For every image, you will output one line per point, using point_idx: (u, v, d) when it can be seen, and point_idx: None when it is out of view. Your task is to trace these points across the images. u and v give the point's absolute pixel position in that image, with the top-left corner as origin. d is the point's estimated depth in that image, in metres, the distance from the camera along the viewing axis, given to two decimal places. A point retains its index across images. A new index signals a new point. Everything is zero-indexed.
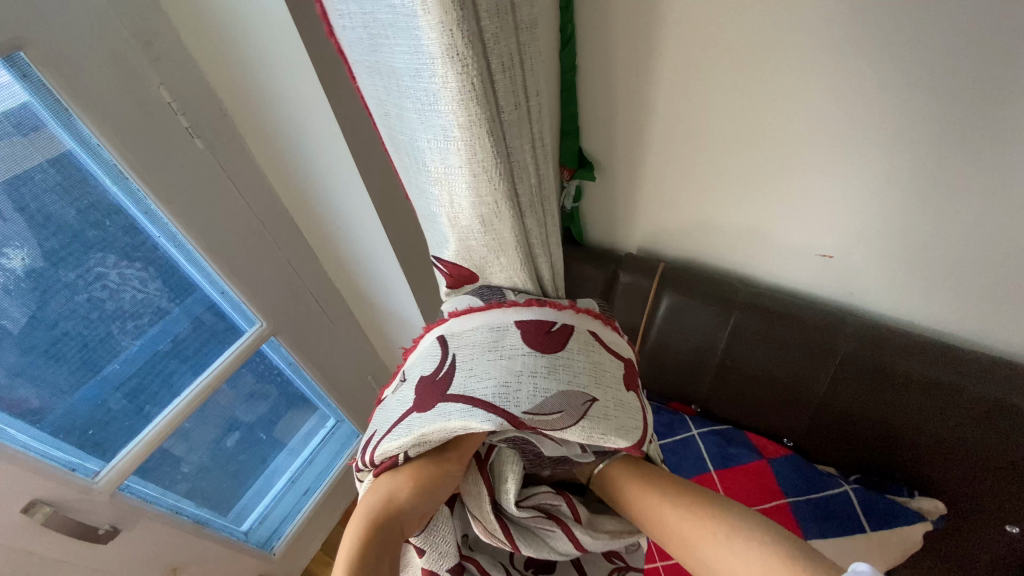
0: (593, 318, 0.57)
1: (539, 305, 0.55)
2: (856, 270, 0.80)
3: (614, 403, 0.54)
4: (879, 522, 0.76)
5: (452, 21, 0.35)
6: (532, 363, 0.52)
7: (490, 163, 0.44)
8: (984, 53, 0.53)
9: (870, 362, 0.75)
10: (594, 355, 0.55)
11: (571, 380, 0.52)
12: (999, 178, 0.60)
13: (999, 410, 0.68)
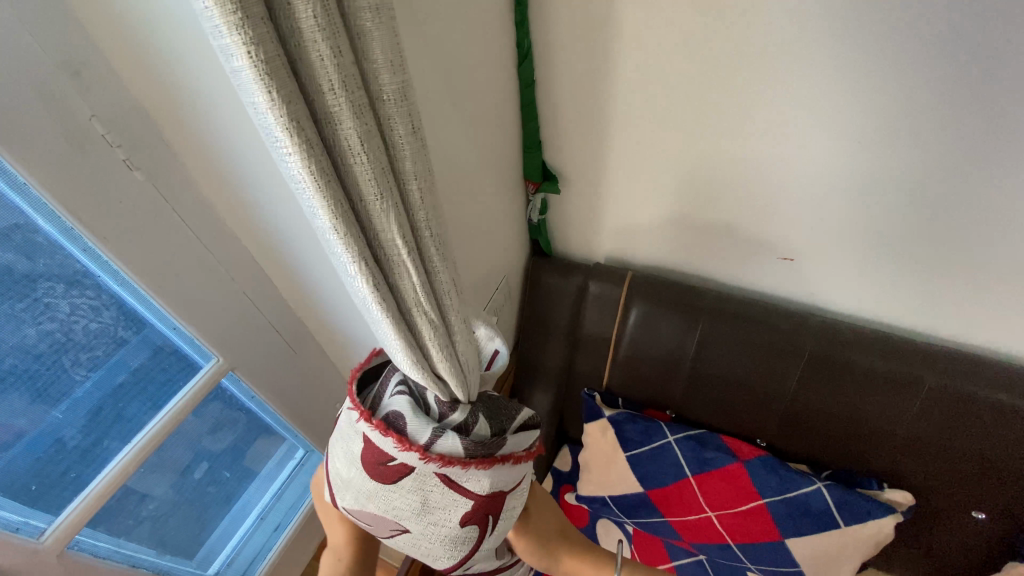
0: (446, 467, 0.53)
1: (384, 437, 0.53)
2: (812, 271, 0.82)
3: (437, 542, 0.59)
4: (853, 517, 0.77)
5: (262, 100, 0.31)
6: (362, 481, 0.57)
7: (344, 245, 0.40)
8: (926, 52, 0.55)
9: (836, 359, 0.77)
10: (427, 495, 0.56)
11: (388, 509, 0.57)
12: (951, 170, 0.63)
13: (964, 401, 0.71)
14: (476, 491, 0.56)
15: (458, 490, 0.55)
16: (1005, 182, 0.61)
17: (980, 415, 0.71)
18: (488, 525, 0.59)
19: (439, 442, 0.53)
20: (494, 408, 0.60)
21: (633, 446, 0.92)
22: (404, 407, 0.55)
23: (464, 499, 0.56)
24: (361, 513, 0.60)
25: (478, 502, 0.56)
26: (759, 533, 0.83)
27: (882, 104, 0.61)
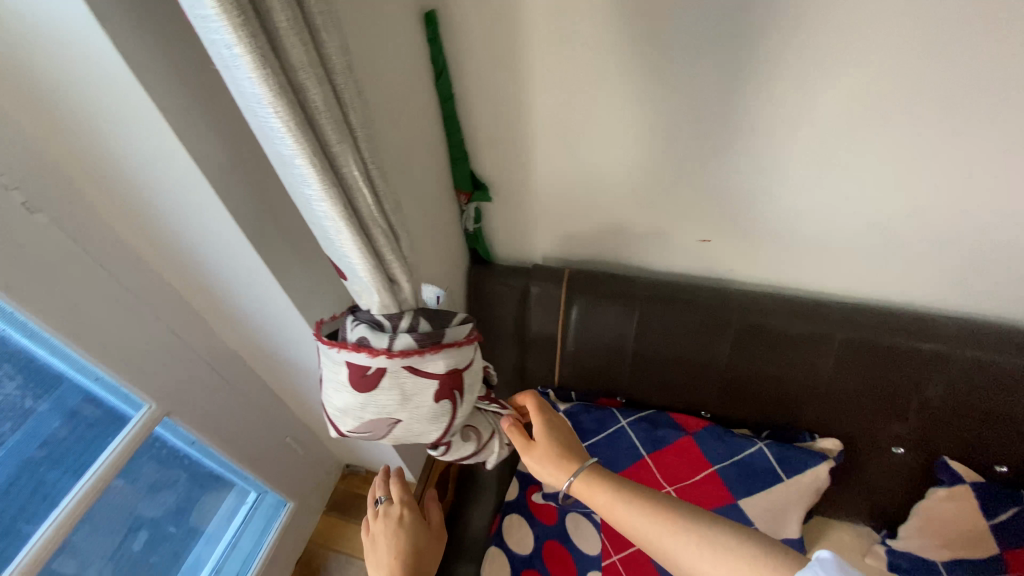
0: (409, 356, 0.53)
1: (354, 350, 0.53)
2: (729, 250, 0.89)
3: (430, 418, 0.58)
4: (794, 469, 0.85)
5: (246, 51, 0.33)
6: (348, 399, 0.56)
7: (319, 184, 0.40)
8: (797, 51, 0.61)
9: (761, 327, 0.84)
10: (404, 387, 0.55)
11: (376, 412, 0.56)
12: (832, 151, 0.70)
13: (872, 349, 0.79)
14: (439, 370, 0.56)
15: (425, 375, 0.55)
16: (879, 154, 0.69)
17: (884, 359, 0.79)
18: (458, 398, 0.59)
19: (398, 337, 0.53)
20: (432, 309, 0.59)
21: (590, 435, 0.94)
22: (360, 330, 0.54)
23: (431, 383, 0.56)
24: (360, 426, 0.58)
25: (444, 380, 0.56)
26: (713, 499, 0.88)
27: (768, 97, 0.67)
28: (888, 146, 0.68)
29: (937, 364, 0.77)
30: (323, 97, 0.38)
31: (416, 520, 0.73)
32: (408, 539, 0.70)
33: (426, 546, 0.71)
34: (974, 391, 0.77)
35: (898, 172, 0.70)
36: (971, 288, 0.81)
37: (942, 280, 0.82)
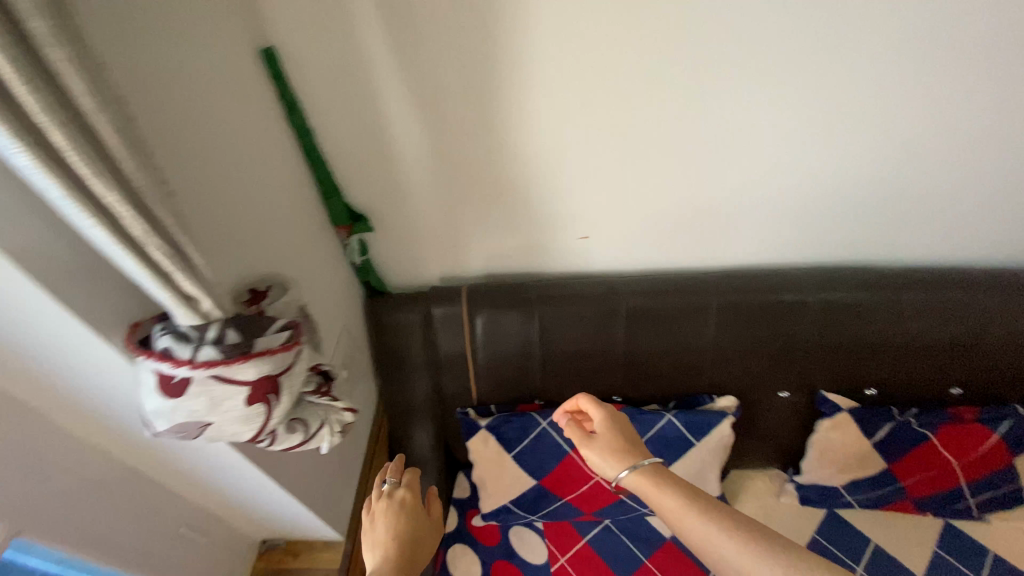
0: (212, 367, 0.47)
1: (152, 356, 0.47)
2: (607, 243, 0.95)
3: (240, 423, 0.51)
4: (701, 431, 0.91)
5: None
6: (148, 406, 0.49)
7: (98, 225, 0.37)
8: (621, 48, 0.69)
9: (647, 306, 0.90)
10: (211, 392, 0.49)
11: (181, 420, 0.49)
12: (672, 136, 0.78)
13: (743, 308, 0.88)
14: (247, 378, 0.50)
15: (232, 382, 0.49)
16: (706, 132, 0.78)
17: (756, 315, 0.88)
18: (274, 403, 0.53)
19: (201, 346, 0.47)
20: (247, 320, 0.52)
21: (516, 445, 0.95)
22: (163, 337, 0.47)
23: (240, 391, 0.50)
24: (165, 430, 0.51)
25: (255, 387, 0.51)
26: None
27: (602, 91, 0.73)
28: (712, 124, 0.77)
29: (798, 310, 0.88)
30: (55, 125, 0.32)
31: (420, 513, 0.67)
32: (411, 526, 0.64)
33: (425, 541, 0.64)
34: (825, 328, 0.88)
35: (726, 147, 0.80)
36: (809, 242, 0.94)
37: (787, 238, 0.93)
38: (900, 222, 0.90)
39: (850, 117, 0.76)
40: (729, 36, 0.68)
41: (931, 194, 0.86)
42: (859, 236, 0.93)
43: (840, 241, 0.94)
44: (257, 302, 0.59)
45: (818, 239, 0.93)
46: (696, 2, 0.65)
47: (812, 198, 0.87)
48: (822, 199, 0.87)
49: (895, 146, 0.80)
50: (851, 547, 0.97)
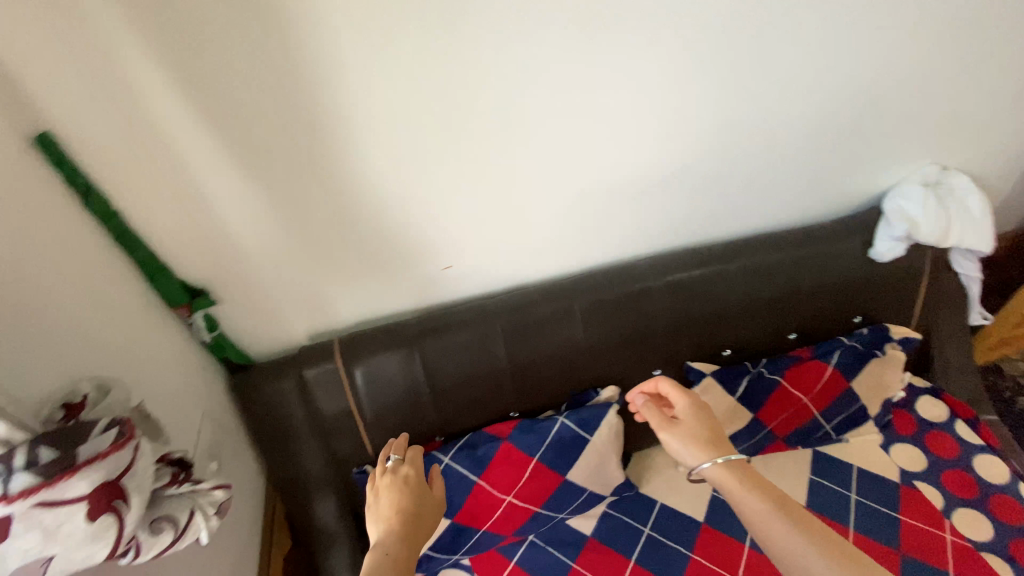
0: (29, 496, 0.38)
1: None
2: (471, 270, 0.96)
3: (91, 542, 0.42)
4: (594, 427, 0.97)
5: None
6: None
7: None
8: (427, 75, 0.71)
9: (519, 320, 0.94)
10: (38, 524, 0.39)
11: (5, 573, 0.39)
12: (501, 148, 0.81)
13: (602, 303, 0.96)
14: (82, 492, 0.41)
15: (61, 506, 0.40)
16: (535, 150, 0.83)
17: (615, 305, 0.96)
18: (124, 509, 0.44)
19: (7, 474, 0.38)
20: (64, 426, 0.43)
21: None
22: None
23: (77, 510, 0.41)
24: None
25: (95, 499, 0.42)
26: (547, 486, 0.96)
27: (430, 125, 0.76)
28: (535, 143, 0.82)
29: (649, 294, 0.96)
30: None
31: (418, 488, 0.74)
32: (411, 501, 0.71)
33: (424, 515, 0.70)
34: (677, 305, 0.98)
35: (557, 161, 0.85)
36: (657, 231, 1.00)
37: (637, 231, 0.99)
38: (728, 199, 0.99)
39: (656, 118, 0.84)
40: (532, 65, 0.74)
41: (744, 170, 0.96)
42: (698, 217, 1.00)
43: (686, 223, 1.00)
44: (82, 407, 0.49)
45: (664, 226, 1.00)
46: (493, 37, 0.70)
47: (647, 191, 0.93)
48: (656, 189, 0.93)
49: (699, 132, 0.88)
50: None
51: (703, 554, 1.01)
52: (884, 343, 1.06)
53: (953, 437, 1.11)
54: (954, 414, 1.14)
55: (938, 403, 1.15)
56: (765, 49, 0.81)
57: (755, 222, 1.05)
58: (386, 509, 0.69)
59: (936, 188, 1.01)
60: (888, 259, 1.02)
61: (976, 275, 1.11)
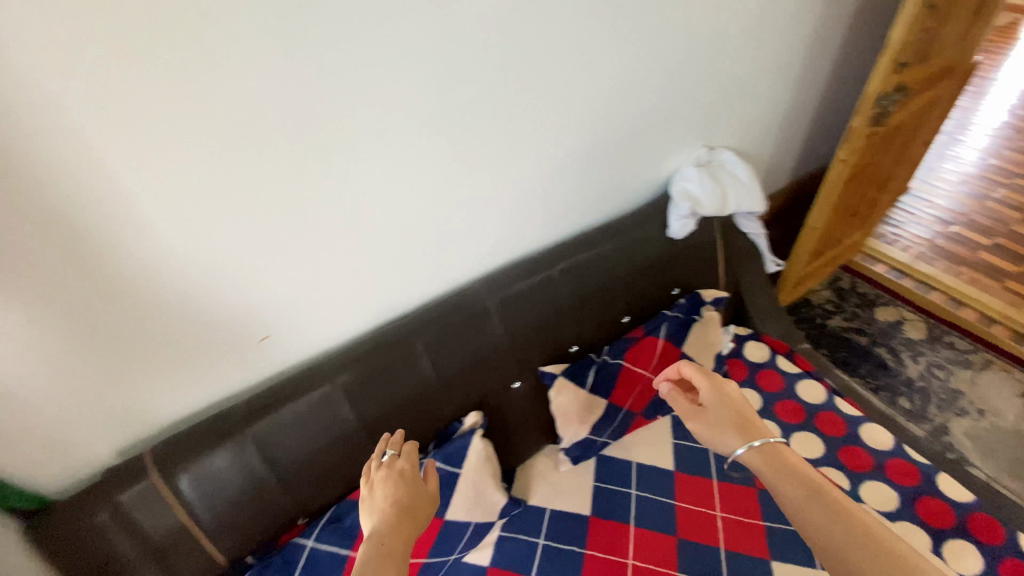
0: None
1: None
2: (291, 338, 0.89)
3: None
4: (461, 459, 0.95)
5: None
6: None
7: None
8: (190, 153, 0.66)
9: (358, 375, 0.90)
10: None
11: None
12: (299, 211, 0.78)
13: (439, 336, 0.96)
14: None
15: None
16: (340, 200, 0.80)
17: (456, 333, 0.97)
18: None
19: None
20: None
21: None
22: None
23: None
24: None
25: None
26: (429, 533, 0.93)
27: (220, 196, 0.70)
28: (334, 195, 0.79)
29: (486, 315, 1.00)
30: None
31: (413, 481, 0.79)
32: (405, 495, 0.76)
33: (420, 507, 0.76)
34: (506, 323, 1.02)
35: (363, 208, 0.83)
36: (480, 252, 1.03)
37: (461, 257, 1.01)
38: (537, 209, 1.05)
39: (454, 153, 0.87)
40: (317, 116, 0.72)
41: (547, 183, 1.03)
42: (516, 232, 1.06)
43: (505, 238, 1.04)
44: None
45: (486, 246, 1.03)
46: (267, 95, 0.67)
47: (464, 220, 0.96)
48: (472, 216, 0.96)
49: (500, 160, 0.93)
50: (622, 476, 1.15)
51: (595, 547, 1.04)
52: (700, 308, 1.23)
53: (777, 371, 1.32)
54: (773, 352, 1.36)
55: (761, 345, 1.38)
56: (538, 76, 0.88)
57: (569, 224, 1.14)
58: (383, 502, 0.74)
59: (704, 168, 1.21)
60: (683, 236, 1.20)
61: (761, 232, 1.34)
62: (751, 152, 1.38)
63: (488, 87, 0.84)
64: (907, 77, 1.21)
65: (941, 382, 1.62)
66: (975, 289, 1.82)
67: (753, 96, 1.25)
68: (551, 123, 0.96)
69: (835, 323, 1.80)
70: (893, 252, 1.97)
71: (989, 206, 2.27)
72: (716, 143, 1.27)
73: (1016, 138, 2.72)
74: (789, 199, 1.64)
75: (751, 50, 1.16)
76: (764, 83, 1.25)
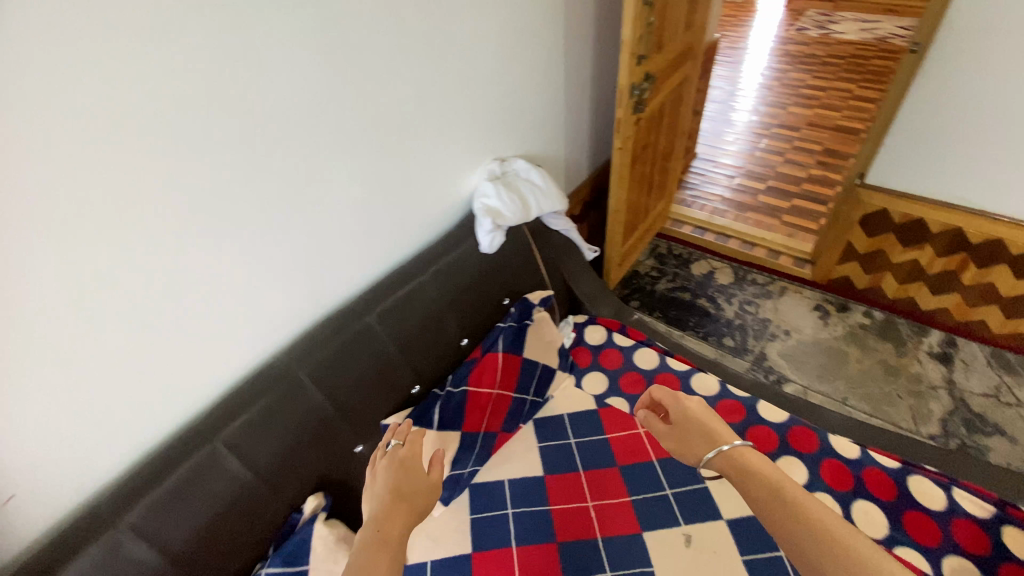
0: None
1: None
2: (49, 487, 0.71)
3: None
4: (305, 553, 0.88)
5: None
6: None
7: None
8: None
9: (155, 501, 0.76)
10: None
11: None
12: (19, 342, 0.61)
13: (251, 426, 0.85)
14: None
15: None
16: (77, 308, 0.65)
17: (272, 416, 0.88)
18: None
19: None
20: None
21: None
22: None
23: None
24: None
25: None
26: None
27: None
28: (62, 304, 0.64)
29: (299, 389, 0.91)
30: None
31: (411, 469, 0.88)
32: (402, 482, 0.85)
33: (419, 495, 0.84)
34: (331, 387, 0.95)
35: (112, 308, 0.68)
36: (275, 320, 0.92)
37: (260, 329, 0.90)
38: (335, 260, 0.97)
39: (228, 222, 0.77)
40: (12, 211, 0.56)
41: (343, 232, 0.96)
42: (318, 289, 0.97)
43: (304, 298, 0.95)
44: None
45: (282, 313, 0.93)
46: None
47: (250, 289, 0.85)
48: (259, 284, 0.86)
49: (284, 216, 0.85)
50: (497, 499, 1.14)
51: None
52: (530, 313, 1.28)
53: (615, 348, 1.43)
54: (609, 331, 1.47)
55: (598, 326, 1.48)
56: (308, 119, 0.82)
57: (379, 263, 1.08)
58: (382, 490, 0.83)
59: (498, 181, 1.26)
60: (494, 249, 1.23)
61: (571, 226, 1.45)
62: (541, 156, 1.48)
63: (246, 151, 0.75)
64: (649, 68, 1.37)
65: (753, 316, 1.89)
66: (760, 231, 2.16)
67: (526, 106, 1.33)
68: (332, 174, 0.89)
69: (663, 287, 2.03)
70: (694, 213, 2.31)
71: (756, 156, 2.73)
72: (505, 155, 1.32)
73: (765, 95, 3.27)
74: (593, 186, 1.81)
75: (511, 67, 1.23)
76: (533, 93, 1.34)
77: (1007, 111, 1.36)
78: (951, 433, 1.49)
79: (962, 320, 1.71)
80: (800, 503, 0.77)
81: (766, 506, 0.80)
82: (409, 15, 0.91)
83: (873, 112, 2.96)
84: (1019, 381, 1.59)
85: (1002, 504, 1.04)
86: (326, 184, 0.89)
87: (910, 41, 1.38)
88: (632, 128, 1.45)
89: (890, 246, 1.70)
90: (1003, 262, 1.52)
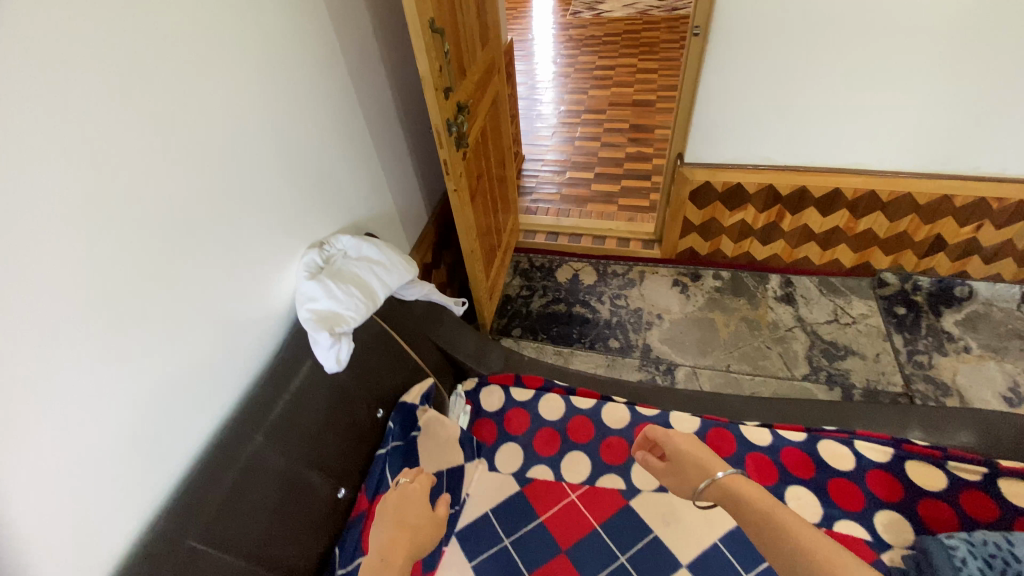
0: None
1: None
2: None
3: None
4: None
5: None
6: None
7: None
8: None
9: None
10: None
11: None
12: None
13: None
14: None
15: None
16: None
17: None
18: None
19: None
20: None
21: None
22: None
23: None
24: None
25: None
26: None
27: None
28: None
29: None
30: None
31: (420, 500, 0.89)
32: (407, 516, 0.86)
33: (423, 527, 0.86)
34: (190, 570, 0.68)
35: None
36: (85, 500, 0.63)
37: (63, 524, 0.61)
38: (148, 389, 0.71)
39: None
40: None
41: (132, 374, 0.68)
42: (104, 492, 0.66)
43: (97, 495, 0.65)
44: None
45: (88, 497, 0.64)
46: None
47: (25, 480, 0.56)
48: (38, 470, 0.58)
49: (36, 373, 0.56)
50: None
51: None
52: (415, 417, 1.05)
53: (519, 407, 1.27)
54: (505, 388, 1.30)
55: (492, 388, 1.30)
56: None
57: (190, 399, 0.78)
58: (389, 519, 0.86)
59: (324, 275, 0.98)
60: (342, 365, 0.93)
61: (430, 288, 1.25)
62: (367, 220, 1.24)
63: None
64: (458, 99, 1.22)
65: (626, 309, 1.88)
66: (605, 222, 2.18)
67: (327, 170, 1.08)
68: (34, 378, 0.57)
69: (537, 305, 1.93)
70: (542, 219, 2.26)
71: (577, 146, 2.80)
72: (318, 235, 1.06)
73: (566, 82, 3.38)
74: (438, 226, 1.62)
75: (290, 132, 0.97)
76: (330, 153, 1.09)
77: (780, 78, 1.48)
78: (818, 368, 1.64)
79: (791, 260, 1.90)
80: (784, 521, 0.79)
81: (757, 528, 0.82)
82: (96, 112, 0.61)
83: (660, 82, 3.21)
84: (847, 301, 1.80)
85: (896, 442, 1.14)
86: (43, 382, 0.58)
87: (691, 25, 1.42)
88: (461, 165, 1.29)
89: (720, 213, 1.80)
90: (810, 205, 1.69)
